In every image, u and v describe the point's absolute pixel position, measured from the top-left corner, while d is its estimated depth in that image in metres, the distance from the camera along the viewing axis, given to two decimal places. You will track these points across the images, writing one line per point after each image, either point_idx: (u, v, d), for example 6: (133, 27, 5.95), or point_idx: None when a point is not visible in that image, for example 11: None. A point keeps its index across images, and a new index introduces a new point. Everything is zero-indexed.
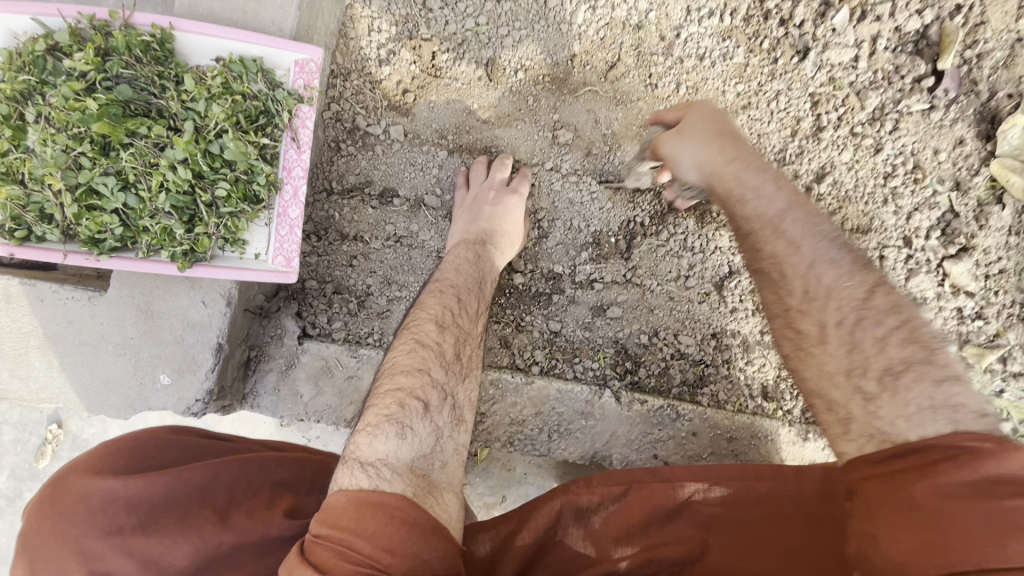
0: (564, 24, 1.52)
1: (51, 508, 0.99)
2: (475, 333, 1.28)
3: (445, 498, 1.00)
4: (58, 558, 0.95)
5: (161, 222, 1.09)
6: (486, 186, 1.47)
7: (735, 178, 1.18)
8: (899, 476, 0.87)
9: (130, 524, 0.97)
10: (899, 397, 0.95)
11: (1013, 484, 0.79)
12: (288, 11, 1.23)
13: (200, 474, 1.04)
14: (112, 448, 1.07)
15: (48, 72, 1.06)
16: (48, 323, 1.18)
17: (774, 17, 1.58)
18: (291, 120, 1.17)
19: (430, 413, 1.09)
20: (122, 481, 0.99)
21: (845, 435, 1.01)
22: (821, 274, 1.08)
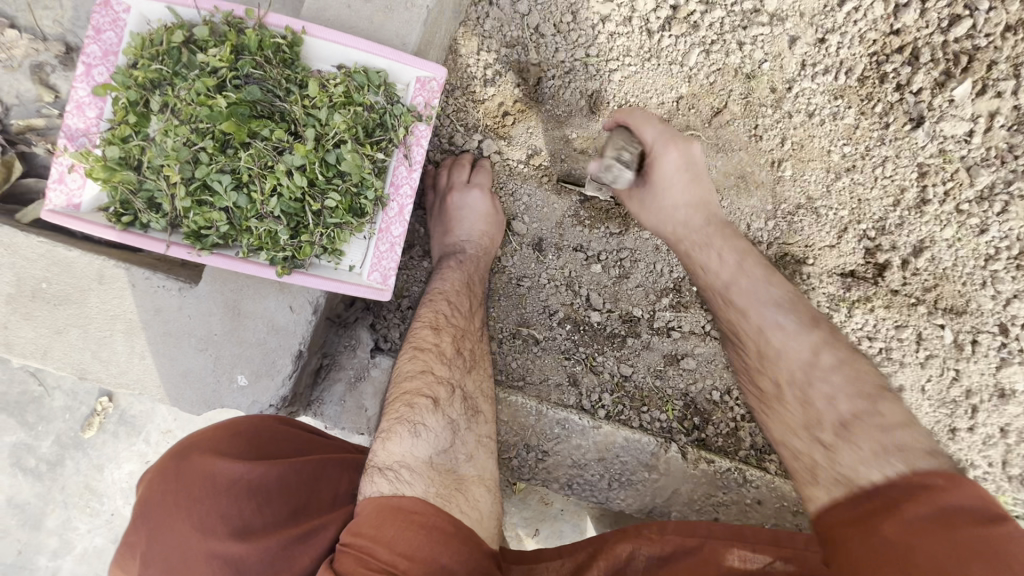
0: (675, 64, 1.50)
1: (175, 481, 1.01)
2: (471, 329, 1.30)
3: (474, 494, 1.07)
4: (179, 534, 0.97)
5: (269, 225, 1.07)
6: (449, 187, 1.42)
7: (674, 172, 1.24)
8: (864, 522, 0.89)
9: (247, 510, 0.99)
10: (856, 442, 0.99)
11: (971, 516, 0.82)
12: (414, 26, 1.21)
13: (312, 466, 1.09)
14: (229, 428, 1.10)
15: (180, 64, 1.05)
16: (138, 309, 1.17)
17: (891, 81, 1.52)
18: (406, 136, 1.15)
19: (442, 408, 1.14)
20: (249, 464, 1.02)
21: (813, 483, 1.01)
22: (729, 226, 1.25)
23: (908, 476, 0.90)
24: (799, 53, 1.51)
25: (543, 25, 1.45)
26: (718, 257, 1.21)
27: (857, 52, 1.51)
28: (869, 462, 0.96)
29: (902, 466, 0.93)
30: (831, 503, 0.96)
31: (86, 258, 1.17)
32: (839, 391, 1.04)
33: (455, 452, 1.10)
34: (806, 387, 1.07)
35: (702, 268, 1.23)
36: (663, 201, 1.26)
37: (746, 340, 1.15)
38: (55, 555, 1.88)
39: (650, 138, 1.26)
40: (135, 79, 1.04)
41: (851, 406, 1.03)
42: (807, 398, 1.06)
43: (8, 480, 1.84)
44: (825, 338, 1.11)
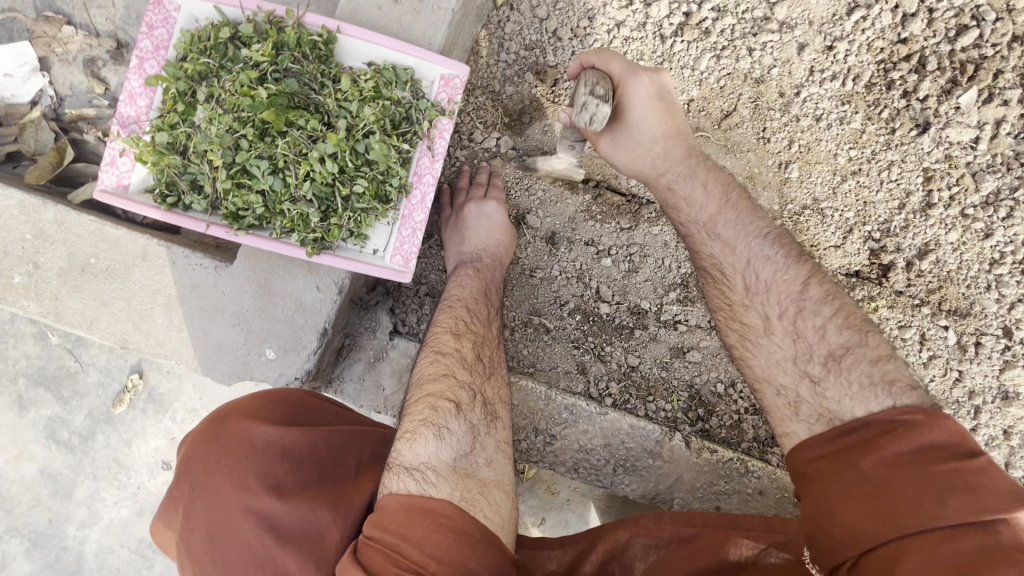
0: (687, 68, 1.56)
1: (218, 441, 1.11)
2: (490, 336, 1.36)
3: (497, 499, 1.12)
4: (220, 490, 1.06)
5: (301, 208, 1.15)
6: (466, 200, 1.50)
7: (645, 104, 1.29)
8: (847, 458, 0.97)
9: (279, 471, 1.07)
10: (844, 374, 1.06)
11: (945, 451, 0.91)
12: (439, 27, 1.29)
13: (340, 436, 1.16)
14: (265, 398, 1.19)
15: (226, 58, 1.15)
16: (177, 285, 1.26)
17: (898, 87, 1.56)
18: (429, 129, 1.23)
19: (463, 412, 1.19)
20: (282, 430, 1.11)
21: (794, 416, 1.08)
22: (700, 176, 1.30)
23: (891, 412, 0.98)
24: (808, 60, 1.57)
25: (561, 30, 1.53)
26: (702, 192, 1.28)
27: (865, 59, 1.56)
28: (858, 394, 1.03)
29: (889, 401, 1.00)
30: (808, 437, 1.05)
31: (131, 236, 1.26)
32: (828, 325, 1.11)
33: (475, 456, 1.15)
34: (795, 320, 1.13)
35: (687, 203, 1.29)
36: (638, 136, 1.31)
37: (733, 274, 1.21)
38: (82, 525, 1.97)
39: (618, 69, 1.28)
40: (184, 71, 1.13)
41: (840, 339, 1.09)
42: (797, 332, 1.12)
43: (43, 451, 1.94)
44: (811, 272, 1.17)
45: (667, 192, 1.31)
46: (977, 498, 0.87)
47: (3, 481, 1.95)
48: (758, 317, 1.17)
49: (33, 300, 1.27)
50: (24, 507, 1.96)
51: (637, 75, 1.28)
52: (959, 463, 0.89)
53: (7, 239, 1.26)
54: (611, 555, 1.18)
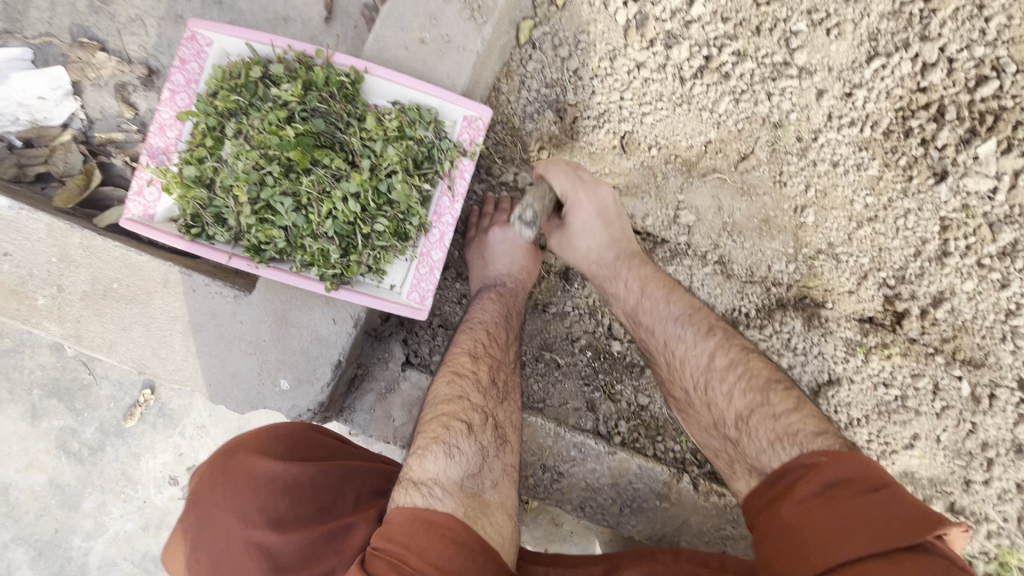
0: (705, 110, 1.58)
1: (227, 473, 1.14)
2: (507, 361, 1.37)
3: (498, 519, 1.11)
4: (225, 521, 1.09)
5: (322, 245, 1.17)
6: (491, 223, 1.50)
7: (589, 218, 1.38)
8: (773, 506, 1.03)
9: (280, 505, 1.08)
10: (754, 433, 1.13)
11: (850, 487, 0.96)
12: (463, 68, 1.32)
13: (341, 470, 1.17)
14: (271, 432, 1.22)
15: (256, 95, 1.17)
16: (196, 312, 1.28)
17: (915, 136, 1.57)
18: (451, 169, 1.25)
19: (475, 433, 1.19)
20: (284, 464, 1.13)
21: (735, 475, 1.17)
22: (638, 270, 1.38)
23: (799, 456, 1.05)
24: (826, 106, 1.58)
25: (582, 69, 1.56)
26: (626, 286, 1.37)
27: (884, 107, 1.57)
28: (767, 450, 1.10)
29: (793, 449, 1.06)
30: (747, 492, 1.11)
31: (155, 263, 1.28)
32: (733, 389, 1.18)
33: (482, 476, 1.14)
34: (705, 388, 1.22)
35: (616, 296, 1.39)
36: (578, 243, 1.41)
37: (659, 359, 1.31)
38: (88, 536, 1.98)
39: (566, 186, 1.37)
40: (215, 107, 1.16)
41: (747, 401, 1.16)
42: (709, 400, 1.21)
43: (52, 462, 1.96)
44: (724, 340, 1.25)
45: (603, 284, 1.41)
46: (880, 528, 0.89)
47: (12, 489, 1.97)
48: (683, 391, 1.28)
49: (54, 321, 1.29)
50: (31, 516, 1.98)
51: (583, 193, 1.38)
52: (866, 496, 0.93)
53: (34, 262, 1.29)
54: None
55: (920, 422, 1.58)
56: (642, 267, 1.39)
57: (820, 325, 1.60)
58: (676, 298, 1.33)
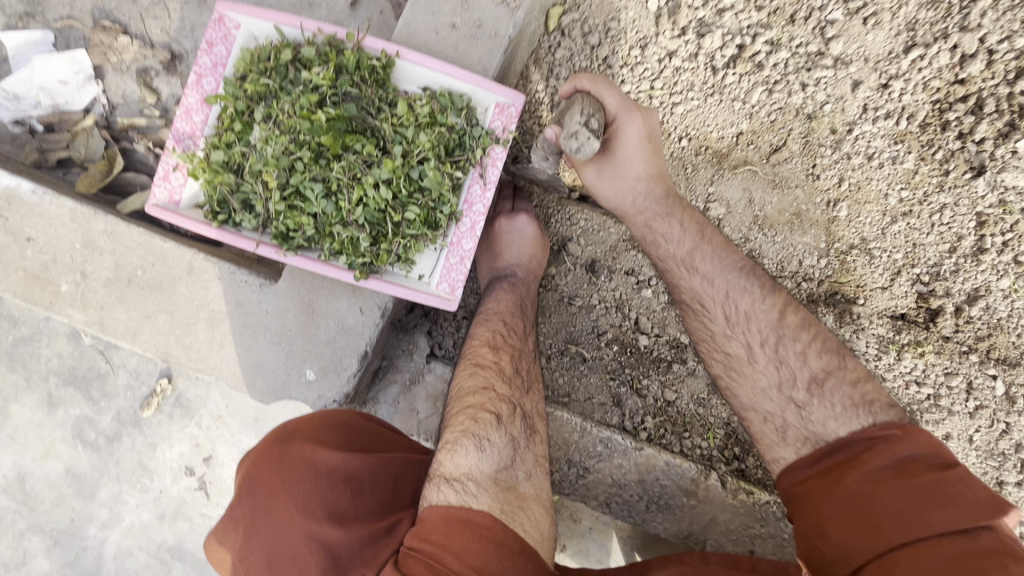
0: (737, 101, 1.54)
1: (281, 462, 1.10)
2: (527, 350, 1.35)
3: (534, 511, 1.12)
4: (282, 514, 1.05)
5: (352, 233, 1.14)
6: (496, 214, 1.47)
7: (618, 179, 1.35)
8: (836, 474, 1.08)
9: (342, 499, 1.07)
10: (827, 398, 1.15)
11: (921, 461, 1.02)
12: (495, 54, 1.29)
13: (396, 463, 1.17)
14: (323, 419, 1.18)
15: (285, 79, 1.14)
16: (221, 301, 1.26)
17: (953, 129, 1.53)
18: (482, 157, 1.22)
19: (504, 424, 1.18)
20: (345, 456, 1.11)
21: (779, 442, 1.18)
22: (681, 243, 1.33)
23: (869, 433, 1.09)
24: (862, 97, 1.54)
25: (611, 57, 1.53)
26: (681, 229, 1.34)
27: (920, 99, 1.53)
28: (840, 416, 1.13)
29: (867, 419, 1.11)
30: (793, 461, 1.15)
31: (179, 250, 1.26)
32: (808, 351, 1.20)
33: (514, 469, 1.14)
34: (776, 347, 1.22)
35: (664, 239, 1.35)
36: (624, 170, 1.34)
37: (713, 306, 1.28)
38: (104, 526, 1.97)
39: (614, 105, 1.29)
40: (243, 91, 1.13)
41: (820, 363, 1.19)
42: (779, 358, 1.21)
43: (69, 450, 1.95)
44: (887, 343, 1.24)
45: (645, 229, 1.37)
46: (957, 503, 0.96)
47: (28, 478, 1.96)
48: (740, 346, 1.25)
49: (78, 309, 1.27)
50: (48, 505, 1.97)
51: (631, 114, 1.31)
52: (938, 472, 1.00)
53: (57, 247, 1.27)
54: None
55: (953, 423, 1.55)
56: (685, 233, 1.34)
57: (851, 321, 1.58)
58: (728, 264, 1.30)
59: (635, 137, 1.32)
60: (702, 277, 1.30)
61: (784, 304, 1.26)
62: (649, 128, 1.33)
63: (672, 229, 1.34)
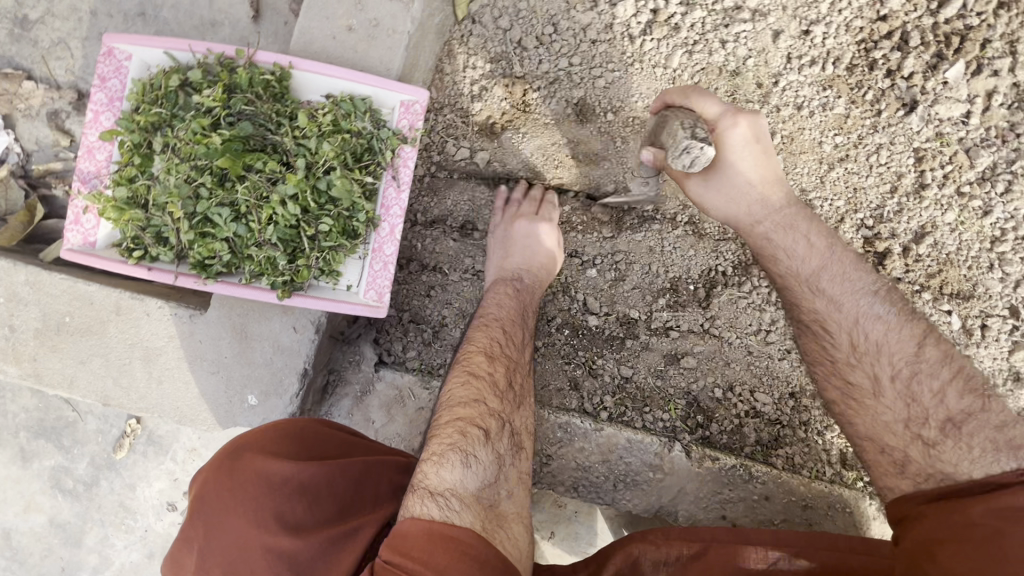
0: (658, 67, 1.51)
1: (232, 476, 1.03)
2: (523, 362, 1.31)
3: (515, 531, 1.07)
4: (237, 529, 0.99)
5: (266, 252, 1.12)
6: (515, 215, 1.45)
7: (739, 186, 1.28)
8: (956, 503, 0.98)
9: (299, 508, 1.00)
10: (965, 439, 1.03)
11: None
12: (396, 51, 1.26)
13: (358, 468, 1.08)
14: (276, 427, 1.10)
15: (177, 106, 1.12)
16: (153, 337, 1.25)
17: (880, 67, 1.52)
18: (393, 159, 1.19)
19: (492, 441, 1.13)
20: (297, 464, 1.03)
21: (900, 474, 1.08)
22: (804, 264, 1.23)
23: (999, 476, 0.97)
24: (785, 47, 1.51)
25: (526, 38, 1.50)
26: (806, 243, 1.24)
27: (845, 41, 1.51)
28: (979, 459, 1.00)
29: (1014, 462, 0.97)
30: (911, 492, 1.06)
31: (104, 291, 1.25)
32: (948, 388, 1.08)
33: (499, 487, 1.09)
34: (911, 383, 1.11)
35: (787, 255, 1.25)
36: (734, 180, 1.28)
37: (837, 331, 1.18)
38: (94, 571, 1.98)
39: (716, 109, 1.26)
40: (137, 123, 1.11)
41: (962, 405, 1.07)
42: (912, 395, 1.10)
43: (49, 501, 1.95)
44: (926, 332, 1.15)
45: (764, 242, 1.28)
46: None
47: (14, 533, 1.97)
48: (866, 376, 1.15)
49: (11, 363, 1.26)
50: (37, 558, 1.98)
51: (735, 118, 1.25)
52: None
53: None
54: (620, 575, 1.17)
55: None
56: (816, 252, 1.23)
57: None
58: (843, 282, 1.20)
59: (751, 154, 1.27)
60: (840, 310, 1.18)
61: (924, 334, 1.14)
62: (758, 135, 1.26)
63: (802, 248, 1.24)
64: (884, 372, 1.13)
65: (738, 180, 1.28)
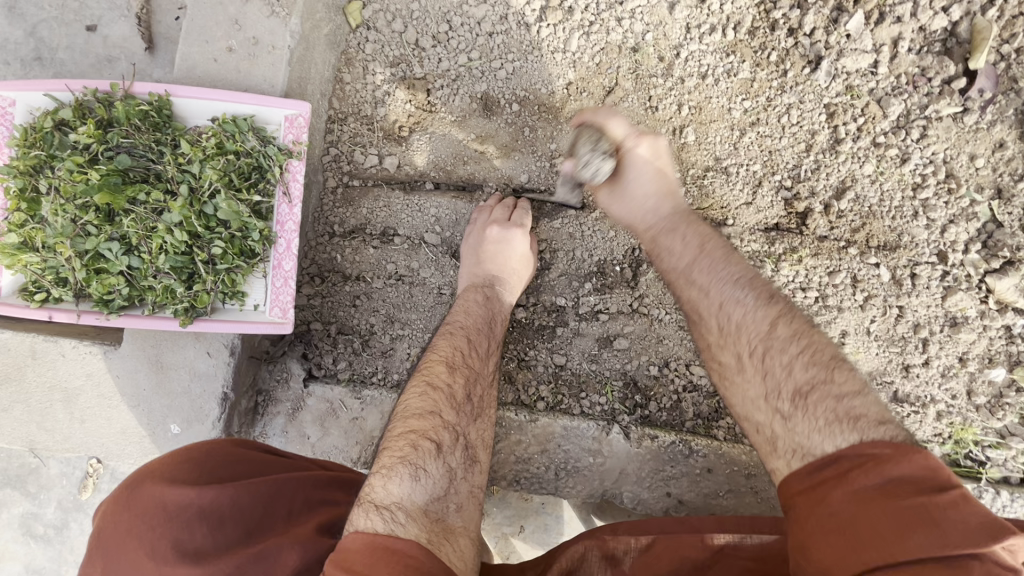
0: (557, 52, 1.50)
1: (131, 508, 1.01)
2: (485, 373, 1.29)
3: (461, 544, 1.01)
4: (134, 561, 0.98)
5: (162, 281, 1.13)
6: (489, 222, 1.43)
7: (643, 194, 1.28)
8: (829, 485, 0.86)
9: (198, 535, 1.00)
10: (811, 411, 0.93)
11: (910, 485, 0.80)
12: (279, 67, 1.27)
13: (266, 489, 1.08)
14: (181, 455, 1.09)
15: (55, 146, 1.12)
16: (71, 377, 1.26)
17: (782, 27, 1.50)
18: (282, 174, 1.19)
19: (444, 454, 1.10)
20: (198, 490, 1.02)
21: (772, 454, 0.97)
22: (673, 253, 1.21)
23: (852, 449, 0.86)
24: (682, 18, 1.50)
25: (422, 39, 1.50)
26: (683, 242, 1.21)
27: (743, 4, 1.50)
28: (823, 432, 0.90)
29: (853, 435, 0.88)
30: (790, 472, 0.92)
31: (17, 337, 1.25)
32: (795, 360, 0.99)
33: (448, 500, 1.05)
34: (762, 358, 1.02)
35: (666, 252, 1.23)
36: (632, 191, 1.29)
37: (706, 316, 1.12)
38: None
39: (625, 130, 1.28)
40: (17, 168, 1.11)
41: (807, 375, 0.97)
42: (765, 368, 1.01)
43: (23, 549, 1.96)
44: (780, 313, 1.05)
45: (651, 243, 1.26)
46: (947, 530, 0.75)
47: None
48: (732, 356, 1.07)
49: None
50: None
51: (639, 140, 1.28)
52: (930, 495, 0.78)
53: None
54: (568, 573, 1.12)
55: (847, 320, 1.52)
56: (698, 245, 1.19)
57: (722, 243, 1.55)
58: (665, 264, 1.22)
59: (648, 175, 1.28)
60: (699, 291, 1.14)
61: (783, 316, 1.05)
62: (657, 166, 1.29)
63: (682, 246, 1.21)
64: (743, 350, 1.05)
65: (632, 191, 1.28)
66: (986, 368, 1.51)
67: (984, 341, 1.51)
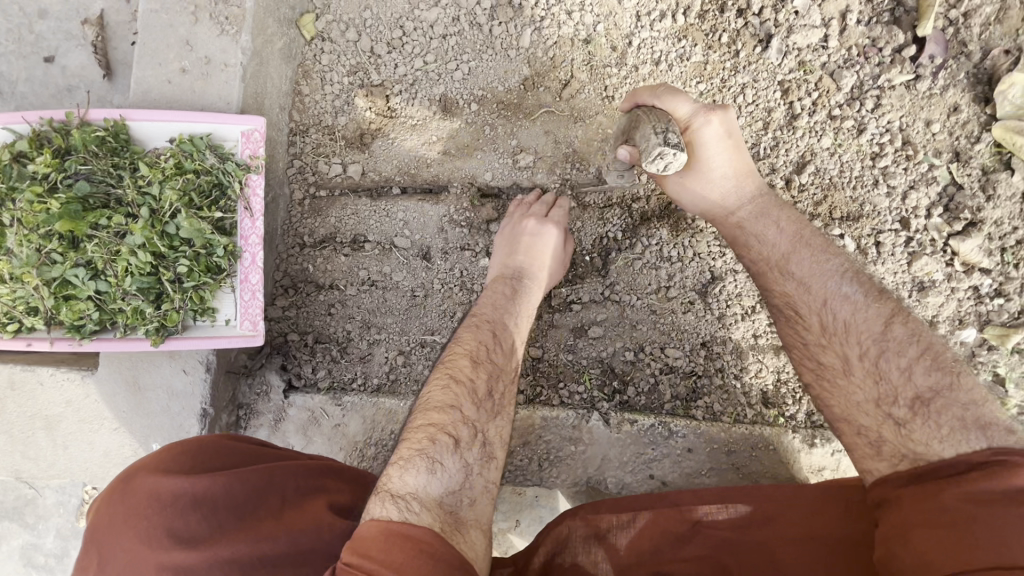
0: (511, 49, 1.52)
1: (126, 500, 1.02)
2: (510, 370, 1.20)
3: (472, 537, 0.96)
4: (130, 549, 0.98)
5: (131, 303, 1.15)
6: (524, 216, 1.44)
7: (717, 175, 1.28)
8: (935, 484, 0.87)
9: (194, 521, 1.00)
10: (933, 417, 0.94)
11: None
12: (233, 84, 1.30)
13: (260, 476, 1.08)
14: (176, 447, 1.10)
15: (14, 178, 1.13)
16: (51, 404, 1.27)
17: (730, 9, 1.52)
18: (242, 189, 1.21)
19: (462, 450, 1.03)
20: (191, 478, 1.02)
21: (876, 455, 0.98)
22: (778, 243, 1.20)
23: (970, 455, 0.87)
24: (632, 7, 1.52)
25: (377, 46, 1.52)
26: (777, 229, 1.21)
27: None
28: (943, 438, 0.91)
29: (986, 441, 0.88)
30: (886, 474, 0.95)
31: None
32: (914, 364, 0.98)
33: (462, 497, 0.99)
34: (876, 359, 1.02)
35: (759, 240, 1.23)
36: (711, 175, 1.28)
37: (810, 314, 1.11)
38: None
39: (690, 109, 1.26)
40: None
41: (928, 381, 0.97)
42: (879, 371, 1.01)
43: None
44: (895, 312, 1.06)
45: (737, 230, 1.26)
46: None
47: None
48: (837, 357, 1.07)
49: None
50: None
51: (708, 116, 1.25)
52: None
53: None
54: (554, 554, 1.12)
55: None
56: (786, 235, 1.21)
57: (688, 227, 1.52)
58: (770, 247, 1.21)
59: (729, 150, 1.27)
60: (804, 282, 1.14)
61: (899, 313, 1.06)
62: (731, 134, 1.27)
63: (775, 235, 1.21)
64: (853, 351, 1.05)
65: (708, 181, 1.29)
66: (955, 330, 1.53)
67: (953, 304, 1.53)
